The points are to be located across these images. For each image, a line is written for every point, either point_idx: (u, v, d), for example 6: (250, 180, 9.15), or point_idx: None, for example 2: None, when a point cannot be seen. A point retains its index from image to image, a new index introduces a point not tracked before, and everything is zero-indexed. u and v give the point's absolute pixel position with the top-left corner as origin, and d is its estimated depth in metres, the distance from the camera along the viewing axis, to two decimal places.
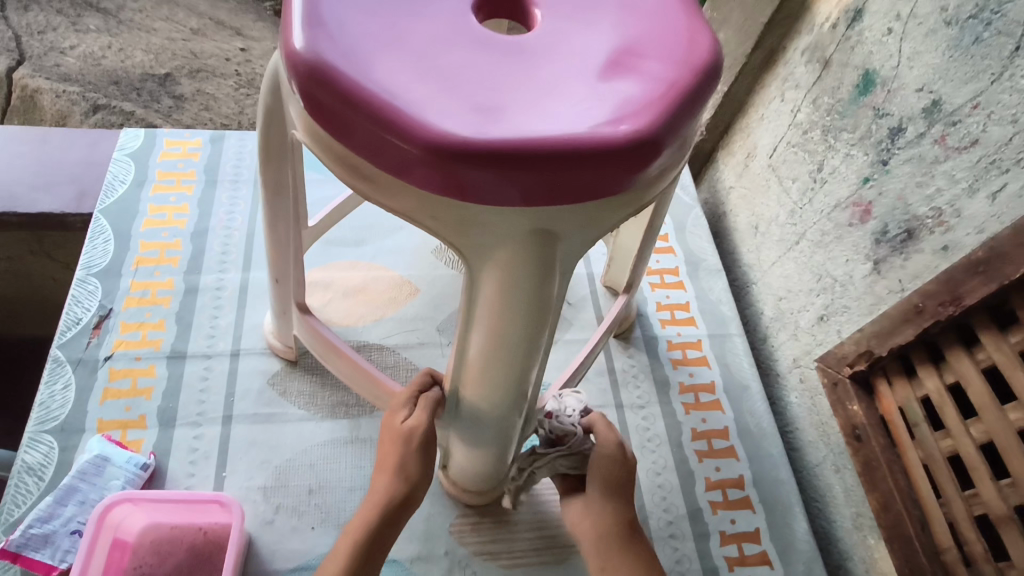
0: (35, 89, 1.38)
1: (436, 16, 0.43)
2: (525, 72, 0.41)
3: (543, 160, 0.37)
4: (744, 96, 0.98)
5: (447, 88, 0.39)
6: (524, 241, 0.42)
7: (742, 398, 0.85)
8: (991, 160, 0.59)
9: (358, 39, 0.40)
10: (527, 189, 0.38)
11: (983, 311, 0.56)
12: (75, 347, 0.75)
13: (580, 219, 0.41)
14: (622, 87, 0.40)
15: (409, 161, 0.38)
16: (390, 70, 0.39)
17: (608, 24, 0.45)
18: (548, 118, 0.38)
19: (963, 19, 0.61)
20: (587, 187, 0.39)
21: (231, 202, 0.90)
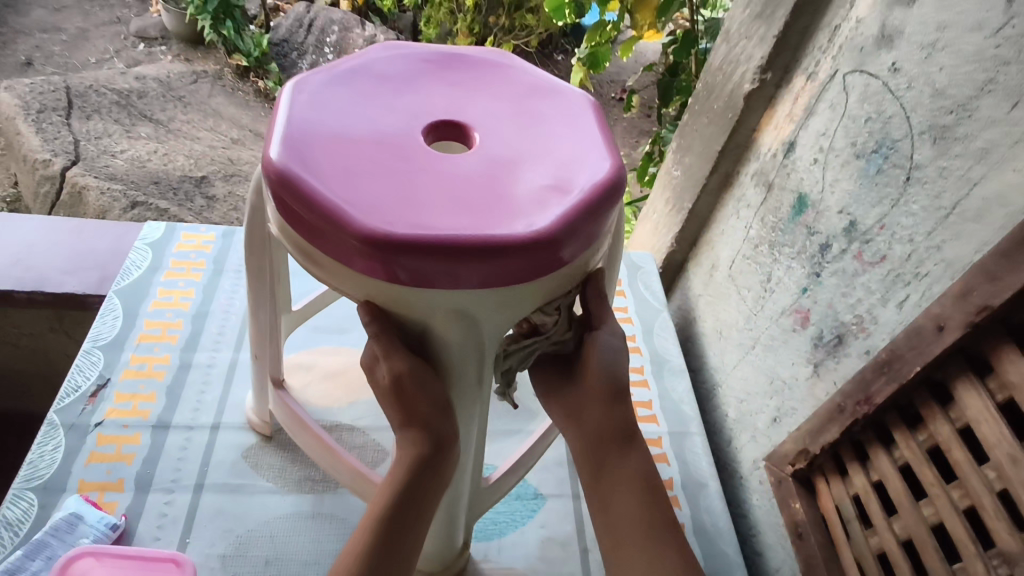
0: (84, 186, 1.53)
1: (390, 138, 0.53)
2: (454, 183, 0.51)
3: (460, 253, 0.46)
4: (706, 213, 1.08)
5: (387, 194, 0.48)
6: (450, 327, 0.53)
7: (700, 496, 0.86)
8: (897, 274, 0.65)
9: (322, 155, 0.51)
10: (448, 275, 0.47)
11: (894, 409, 0.60)
12: (70, 412, 0.81)
13: (494, 302, 0.50)
14: (532, 199, 0.50)
15: (351, 251, 0.47)
16: (343, 177, 0.49)
17: (531, 148, 0.55)
18: (467, 221, 0.48)
19: (869, 153, 0.71)
20: (500, 276, 0.48)
21: (233, 289, 0.99)
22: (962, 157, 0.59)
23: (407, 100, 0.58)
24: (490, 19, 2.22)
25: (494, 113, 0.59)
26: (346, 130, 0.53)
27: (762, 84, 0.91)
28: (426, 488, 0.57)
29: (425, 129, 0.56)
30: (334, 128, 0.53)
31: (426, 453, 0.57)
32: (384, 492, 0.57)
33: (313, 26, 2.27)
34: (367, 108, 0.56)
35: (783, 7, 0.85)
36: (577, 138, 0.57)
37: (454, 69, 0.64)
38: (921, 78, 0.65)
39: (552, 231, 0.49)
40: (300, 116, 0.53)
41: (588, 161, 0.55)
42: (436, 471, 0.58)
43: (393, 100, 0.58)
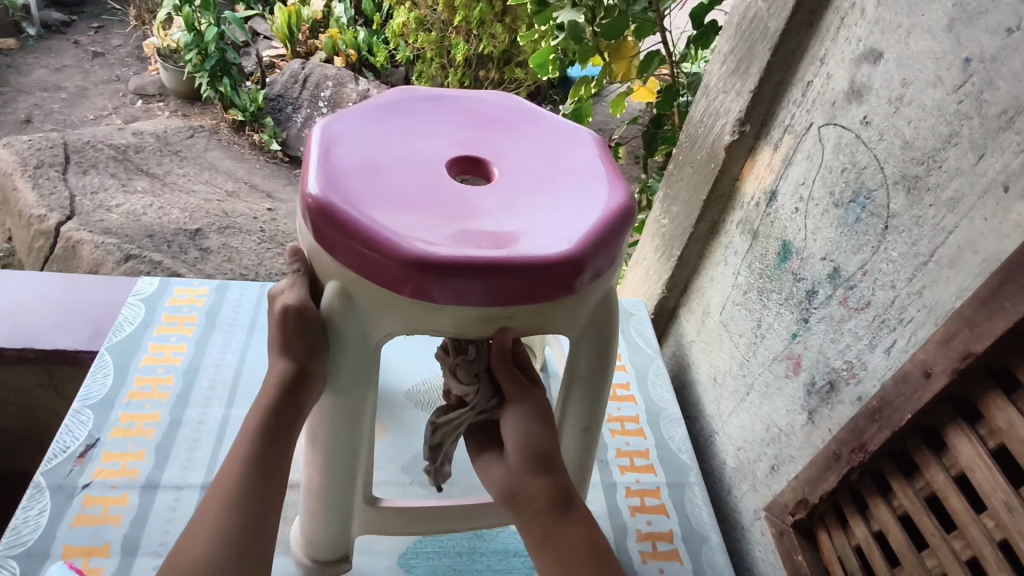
0: (78, 241, 1.54)
1: (411, 167, 0.60)
2: (428, 202, 0.57)
3: (374, 248, 0.53)
4: (695, 261, 1.10)
5: (362, 185, 0.56)
6: (340, 306, 0.58)
7: (702, 549, 0.84)
8: (882, 319, 0.66)
9: (360, 141, 0.60)
10: (360, 262, 0.54)
11: (889, 457, 0.60)
12: (57, 474, 0.80)
13: (381, 296, 0.55)
14: (505, 244, 0.55)
15: (331, 237, 0.55)
16: (354, 183, 0.56)
17: (540, 200, 0.60)
18: (402, 230, 0.54)
19: (846, 202, 0.73)
20: (398, 281, 0.53)
21: (224, 343, 0.98)
22: (934, 207, 0.60)
23: (448, 138, 0.63)
24: (480, 71, 2.32)
25: (527, 158, 0.63)
26: (398, 134, 0.62)
27: (741, 136, 0.94)
28: (289, 414, 0.60)
29: (453, 159, 0.61)
30: (390, 128, 0.63)
31: (291, 384, 0.60)
32: (256, 417, 0.61)
33: (308, 81, 2.32)
34: (427, 128, 0.64)
35: (756, 64, 0.88)
36: (568, 217, 0.58)
37: (529, 123, 0.67)
38: (890, 130, 0.66)
39: (457, 267, 0.52)
40: (375, 111, 0.64)
41: (557, 238, 0.56)
42: (298, 400, 0.60)
43: (456, 129, 0.64)
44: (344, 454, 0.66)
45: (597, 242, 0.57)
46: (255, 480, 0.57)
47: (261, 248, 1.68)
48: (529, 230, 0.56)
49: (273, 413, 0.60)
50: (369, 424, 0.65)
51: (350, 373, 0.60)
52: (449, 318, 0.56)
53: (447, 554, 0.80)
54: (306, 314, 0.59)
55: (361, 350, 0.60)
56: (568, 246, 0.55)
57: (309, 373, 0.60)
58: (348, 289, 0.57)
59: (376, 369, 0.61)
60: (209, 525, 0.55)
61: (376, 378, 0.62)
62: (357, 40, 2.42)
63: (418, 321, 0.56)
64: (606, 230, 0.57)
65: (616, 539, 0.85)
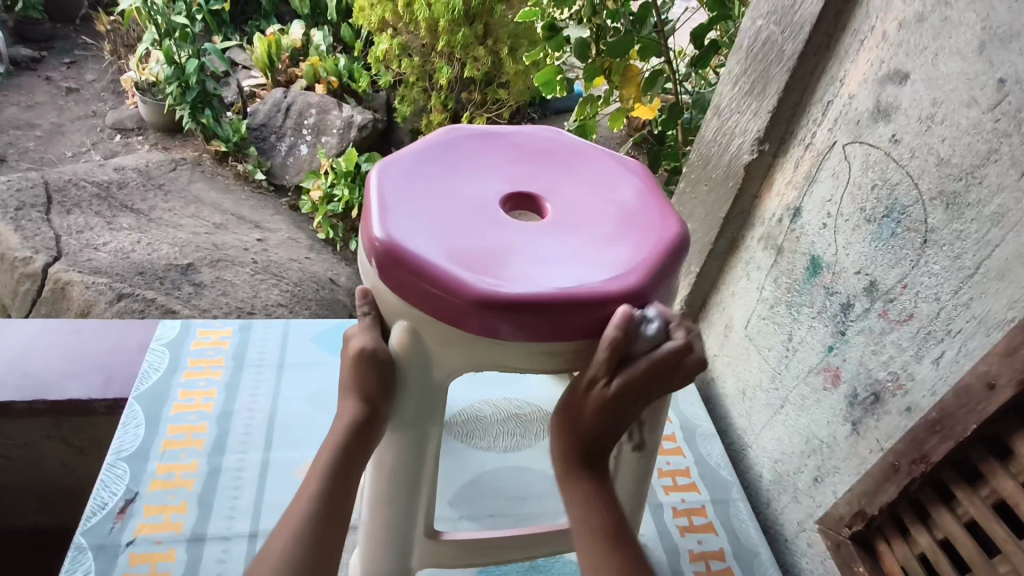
0: (67, 282, 1.48)
1: (466, 204, 0.58)
2: (488, 237, 0.55)
3: (439, 284, 0.51)
4: (713, 277, 1.11)
5: (422, 224, 0.55)
6: (407, 344, 0.55)
7: (754, 566, 0.87)
8: (927, 331, 0.69)
9: (414, 182, 0.60)
10: (426, 300, 0.52)
11: (950, 467, 0.62)
12: (98, 533, 0.77)
13: (447, 334, 0.53)
14: (566, 277, 0.53)
15: (390, 273, 0.53)
16: (411, 221, 0.55)
17: (597, 231, 0.58)
18: (466, 267, 0.52)
19: (880, 217, 0.75)
20: (466, 319, 0.51)
21: (255, 384, 0.97)
22: (977, 221, 0.63)
23: (499, 175, 0.63)
24: (462, 92, 2.19)
25: (581, 191, 0.62)
26: (451, 172, 0.62)
27: (760, 155, 0.95)
28: (356, 459, 0.56)
29: (506, 194, 0.60)
30: (442, 167, 0.62)
31: (360, 429, 0.56)
32: (322, 460, 0.56)
33: (291, 110, 2.30)
34: (477, 165, 0.63)
35: (773, 85, 0.90)
36: (627, 247, 0.57)
37: (577, 155, 0.67)
38: (923, 148, 0.69)
39: (526, 302, 0.50)
40: (425, 151, 0.63)
41: (620, 268, 0.54)
42: (365, 446, 0.56)
43: (506, 166, 0.64)
44: (404, 498, 0.62)
45: (659, 271, 0.55)
46: (320, 533, 0.52)
47: (255, 280, 1.65)
48: (592, 261, 0.55)
49: (341, 458, 0.55)
50: (431, 470, 0.62)
51: (419, 415, 0.58)
52: (518, 355, 0.53)
53: None
54: (378, 356, 0.55)
55: (429, 395, 0.57)
56: (632, 277, 0.54)
57: (379, 417, 0.56)
58: (417, 327, 0.54)
59: (444, 410, 0.58)
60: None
61: (442, 419, 0.59)
62: (338, 67, 2.39)
63: (486, 359, 0.54)
64: (665, 261, 0.56)
65: (670, 560, 0.87)
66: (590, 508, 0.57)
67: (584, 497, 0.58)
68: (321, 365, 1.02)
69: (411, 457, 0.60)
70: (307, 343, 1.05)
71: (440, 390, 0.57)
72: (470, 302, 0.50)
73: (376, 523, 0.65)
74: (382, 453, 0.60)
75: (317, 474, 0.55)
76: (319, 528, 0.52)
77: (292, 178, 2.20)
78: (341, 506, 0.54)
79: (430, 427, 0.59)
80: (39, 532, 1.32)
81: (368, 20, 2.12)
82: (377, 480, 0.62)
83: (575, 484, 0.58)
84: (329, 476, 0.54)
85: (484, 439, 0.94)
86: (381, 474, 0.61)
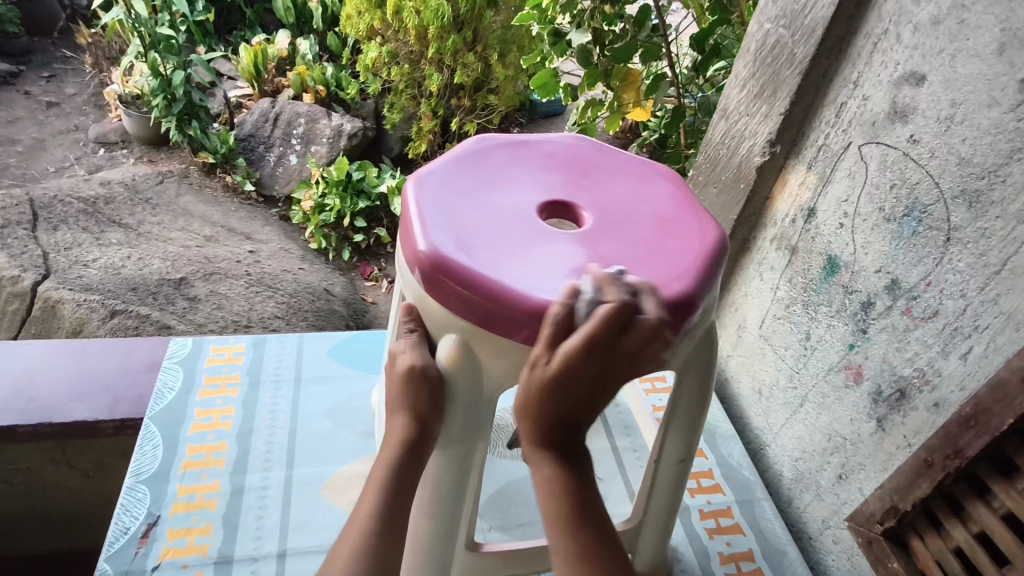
0: (58, 299, 1.45)
1: (506, 213, 0.59)
2: (532, 246, 0.56)
3: (491, 296, 0.51)
4: (725, 278, 1.12)
5: (466, 234, 0.55)
6: (458, 359, 0.55)
7: (783, 565, 0.87)
8: (954, 328, 0.70)
9: (452, 192, 0.60)
10: (476, 311, 0.53)
11: (986, 461, 0.63)
12: (122, 559, 0.75)
13: (498, 346, 0.54)
14: None
15: (438, 284, 0.53)
16: (455, 231, 0.56)
17: (637, 237, 0.59)
18: (516, 277, 0.52)
19: (900, 216, 0.76)
20: (518, 328, 0.52)
21: (273, 401, 0.96)
22: (1002, 219, 0.65)
23: (534, 184, 0.63)
24: (452, 100, 2.18)
25: (617, 197, 0.63)
26: (486, 182, 0.62)
27: (772, 157, 0.96)
28: (411, 476, 0.56)
29: (544, 203, 0.61)
30: (477, 178, 0.62)
31: (413, 448, 0.56)
32: (375, 479, 0.55)
33: (279, 120, 2.28)
34: (511, 175, 0.64)
35: (784, 88, 0.91)
36: (669, 253, 0.57)
37: (607, 164, 0.68)
38: (943, 148, 0.71)
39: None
40: (458, 162, 0.64)
41: (666, 275, 0.55)
42: (419, 464, 0.56)
43: (541, 176, 0.65)
44: (447, 513, 0.62)
45: (703, 276, 0.56)
46: (382, 554, 0.51)
47: (250, 292, 1.63)
48: (637, 268, 0.56)
49: (396, 476, 0.55)
50: (473, 484, 0.63)
51: (467, 431, 0.58)
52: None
53: None
54: (428, 374, 0.56)
55: (477, 410, 0.57)
56: (679, 284, 0.54)
57: (431, 434, 0.57)
58: (469, 340, 0.55)
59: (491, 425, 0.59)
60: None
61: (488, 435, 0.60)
62: (325, 75, 2.36)
63: None
64: (706, 266, 0.57)
65: (700, 562, 0.88)
66: (545, 491, 0.55)
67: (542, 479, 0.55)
68: (339, 379, 1.01)
69: (457, 472, 0.60)
70: (323, 357, 1.04)
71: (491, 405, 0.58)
72: (524, 312, 0.51)
73: (415, 538, 0.64)
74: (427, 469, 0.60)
75: (372, 493, 0.54)
76: (382, 549, 0.51)
77: (282, 189, 2.18)
78: (398, 523, 0.54)
79: (477, 443, 0.59)
80: (36, 558, 1.28)
81: (356, 28, 2.10)
82: (420, 497, 0.62)
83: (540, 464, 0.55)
84: (385, 494, 0.54)
85: (509, 447, 0.95)
86: (426, 489, 0.61)
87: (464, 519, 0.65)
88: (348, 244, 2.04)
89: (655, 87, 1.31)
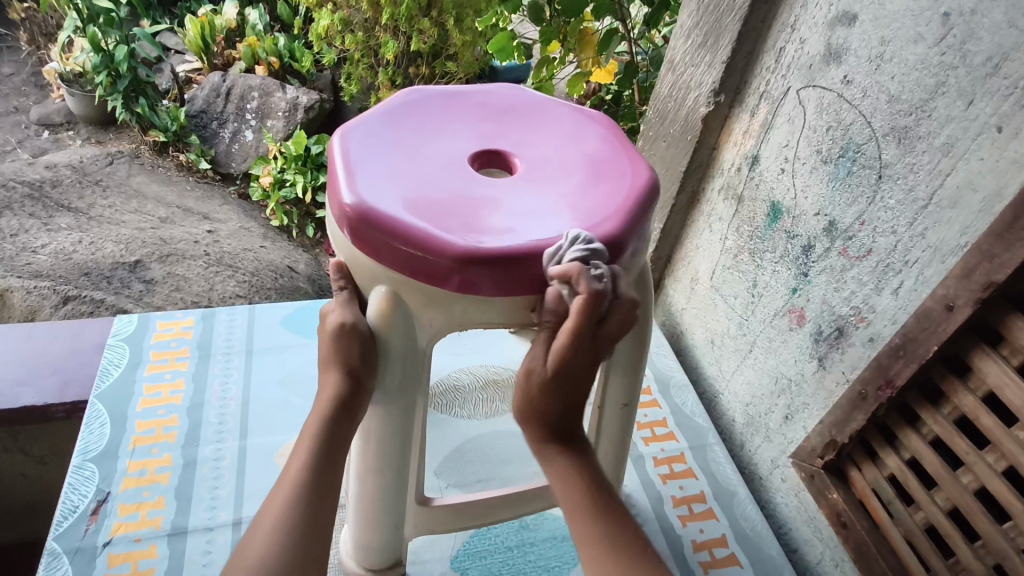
0: (5, 289, 1.40)
1: (435, 163, 0.58)
2: (462, 194, 0.55)
3: (419, 243, 0.51)
4: (678, 231, 1.12)
5: (393, 184, 0.54)
6: (388, 311, 0.55)
7: (733, 504, 0.91)
8: (886, 264, 0.71)
9: (381, 144, 0.59)
10: (405, 261, 0.52)
11: (915, 390, 0.66)
12: (72, 536, 0.75)
13: (429, 294, 0.53)
14: (544, 226, 0.53)
15: (364, 236, 0.52)
16: (382, 182, 0.54)
17: (570, 181, 0.59)
18: (442, 225, 0.52)
19: (836, 157, 0.77)
20: (447, 276, 0.51)
21: (224, 372, 0.95)
22: (928, 153, 0.66)
23: (465, 134, 0.62)
24: (409, 68, 2.10)
25: (551, 145, 0.63)
26: (416, 133, 0.61)
27: (716, 107, 0.95)
28: (346, 432, 0.56)
29: (475, 152, 0.61)
30: (407, 130, 0.61)
31: (346, 405, 0.56)
32: (310, 434, 0.56)
33: (231, 94, 2.20)
34: (442, 126, 0.63)
35: (726, 36, 0.90)
36: (601, 196, 0.57)
37: (541, 112, 0.68)
38: (874, 87, 0.71)
39: (508, 255, 0.51)
40: (388, 114, 0.63)
41: (596, 217, 0.55)
42: (353, 419, 0.56)
43: (472, 126, 0.64)
44: (394, 466, 0.63)
45: (632, 217, 0.56)
46: (317, 508, 0.53)
47: (209, 272, 1.58)
48: (567, 211, 0.55)
49: (329, 434, 0.55)
50: (417, 437, 0.63)
51: (406, 384, 0.58)
52: (503, 309, 0.54)
53: (498, 550, 0.80)
54: (359, 329, 0.55)
55: (413, 363, 0.57)
56: (610, 224, 0.55)
57: (365, 388, 0.57)
58: (398, 290, 0.54)
59: (429, 377, 0.59)
60: (258, 549, 0.50)
61: (427, 388, 0.60)
62: (277, 46, 2.26)
63: (472, 316, 0.54)
64: (638, 206, 0.57)
65: (655, 507, 0.90)
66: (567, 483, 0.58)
67: (564, 472, 0.58)
68: (291, 349, 1.00)
69: (398, 427, 0.60)
70: (275, 327, 1.03)
71: (427, 357, 0.58)
72: (452, 261, 0.50)
73: (365, 492, 0.66)
74: (368, 424, 0.61)
75: (307, 452, 0.55)
76: (316, 503, 0.53)
77: (238, 165, 2.11)
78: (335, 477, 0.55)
79: (417, 398, 0.59)
80: None
81: None
82: (365, 451, 0.62)
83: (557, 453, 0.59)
84: (320, 446, 0.55)
85: (465, 407, 0.96)
86: (369, 445, 0.62)
87: (413, 471, 0.65)
88: (310, 219, 1.96)
89: (608, 42, 1.27)
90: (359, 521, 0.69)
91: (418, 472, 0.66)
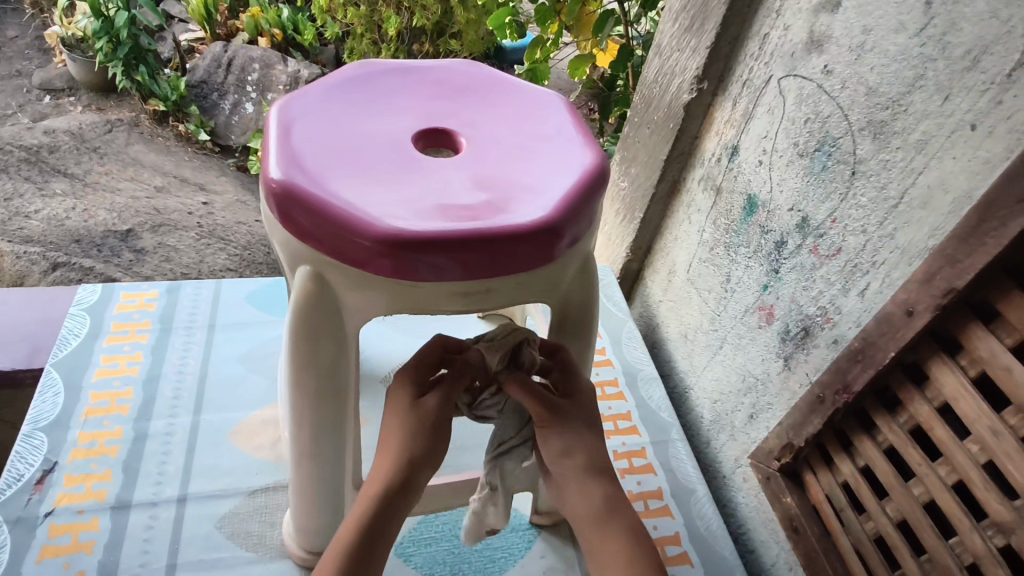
0: None
1: (374, 141, 0.56)
2: (396, 173, 0.53)
3: (340, 222, 0.48)
4: (659, 222, 1.08)
5: (325, 161, 0.52)
6: (310, 291, 0.53)
7: (691, 502, 0.89)
8: (854, 264, 0.69)
9: (320, 117, 0.57)
10: (328, 242, 0.50)
11: (872, 396, 0.64)
12: (15, 504, 0.74)
13: (355, 277, 0.51)
14: (478, 209, 0.51)
15: (288, 212, 0.50)
16: (313, 157, 0.52)
17: (514, 164, 0.56)
18: (369, 204, 0.50)
19: (812, 151, 0.74)
20: (370, 259, 0.49)
21: (184, 346, 0.94)
22: (902, 150, 0.63)
23: (411, 112, 0.60)
24: (412, 44, 2.06)
25: (502, 126, 0.61)
26: (360, 108, 0.59)
27: (699, 94, 0.92)
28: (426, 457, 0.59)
29: (417, 130, 0.58)
30: (351, 104, 0.59)
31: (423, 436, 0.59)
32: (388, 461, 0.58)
33: (232, 65, 2.11)
34: (389, 102, 0.61)
35: (711, 19, 0.86)
36: (543, 181, 0.55)
37: (496, 91, 0.65)
38: (853, 78, 0.68)
39: (433, 238, 0.48)
40: (334, 88, 0.61)
41: (534, 201, 0.53)
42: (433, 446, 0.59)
43: (421, 104, 0.62)
44: (329, 451, 0.62)
45: (575, 202, 0.54)
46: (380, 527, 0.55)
47: (200, 244, 1.55)
48: (504, 195, 0.53)
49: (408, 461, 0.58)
50: (352, 422, 0.62)
51: (333, 366, 0.56)
52: (431, 295, 0.52)
53: (445, 538, 0.79)
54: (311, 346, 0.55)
55: (342, 348, 0.56)
56: (549, 209, 0.52)
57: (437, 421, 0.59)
58: (320, 271, 0.52)
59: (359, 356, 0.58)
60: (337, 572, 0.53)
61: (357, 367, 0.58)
62: (281, 18, 2.19)
63: (399, 299, 0.52)
64: (581, 192, 0.54)
65: None
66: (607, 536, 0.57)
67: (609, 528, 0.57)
68: (253, 325, 0.99)
69: (330, 413, 0.59)
70: (239, 303, 1.02)
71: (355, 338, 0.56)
72: (372, 243, 0.48)
73: (300, 476, 0.64)
74: (295, 411, 0.59)
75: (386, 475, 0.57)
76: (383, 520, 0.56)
77: (238, 138, 2.03)
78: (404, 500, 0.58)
79: (347, 381, 0.58)
80: None
81: None
82: (299, 437, 0.61)
83: (607, 535, 0.57)
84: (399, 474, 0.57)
85: None
86: (301, 431, 0.60)
87: (349, 455, 0.64)
88: None
89: (604, 24, 1.22)
90: (295, 507, 0.68)
91: (355, 457, 0.65)
